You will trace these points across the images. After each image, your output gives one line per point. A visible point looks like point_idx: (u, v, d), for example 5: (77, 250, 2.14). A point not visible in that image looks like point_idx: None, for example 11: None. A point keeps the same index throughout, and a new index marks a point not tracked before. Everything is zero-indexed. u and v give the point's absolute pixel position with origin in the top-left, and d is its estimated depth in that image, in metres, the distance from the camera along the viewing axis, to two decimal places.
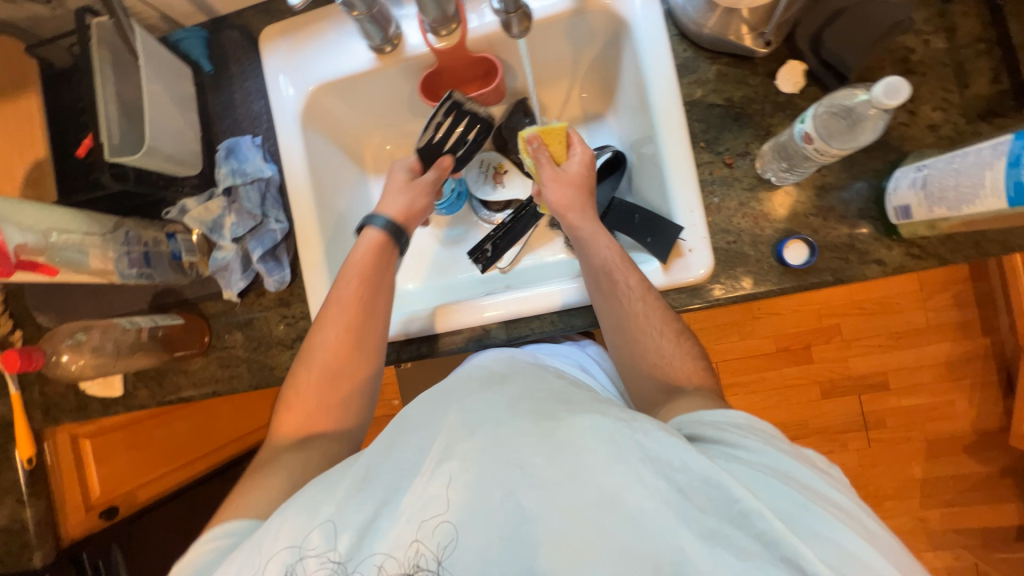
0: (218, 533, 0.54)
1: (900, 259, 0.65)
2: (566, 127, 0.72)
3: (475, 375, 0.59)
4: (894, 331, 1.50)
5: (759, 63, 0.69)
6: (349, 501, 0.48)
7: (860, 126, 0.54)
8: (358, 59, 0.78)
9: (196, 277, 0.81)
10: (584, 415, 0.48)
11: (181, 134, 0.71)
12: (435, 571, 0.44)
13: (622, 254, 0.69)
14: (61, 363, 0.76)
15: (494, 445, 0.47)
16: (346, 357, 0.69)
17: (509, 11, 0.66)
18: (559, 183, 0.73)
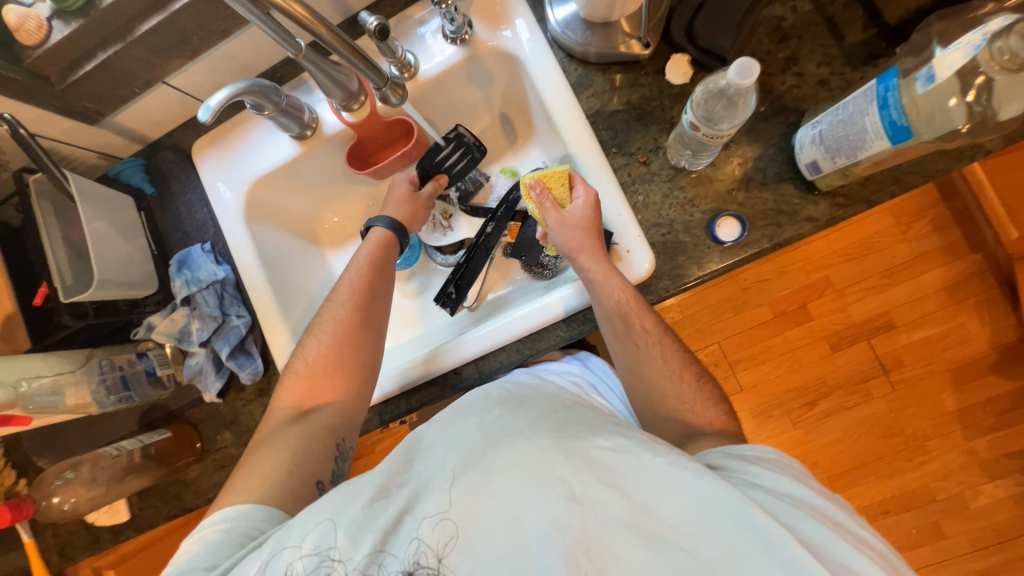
0: (218, 518, 0.59)
1: (828, 211, 0.66)
2: (567, 170, 0.70)
3: (493, 393, 0.60)
4: (884, 270, 1.47)
5: (647, 64, 0.73)
6: (367, 514, 0.49)
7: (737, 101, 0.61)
8: (284, 149, 0.83)
9: (176, 387, 0.83)
10: (610, 438, 0.49)
11: (130, 259, 0.76)
12: (436, 568, 0.46)
13: (634, 296, 0.67)
14: (52, 505, 0.79)
15: (522, 459, 0.48)
16: (338, 377, 0.72)
17: (379, 86, 0.69)
18: (567, 226, 0.70)
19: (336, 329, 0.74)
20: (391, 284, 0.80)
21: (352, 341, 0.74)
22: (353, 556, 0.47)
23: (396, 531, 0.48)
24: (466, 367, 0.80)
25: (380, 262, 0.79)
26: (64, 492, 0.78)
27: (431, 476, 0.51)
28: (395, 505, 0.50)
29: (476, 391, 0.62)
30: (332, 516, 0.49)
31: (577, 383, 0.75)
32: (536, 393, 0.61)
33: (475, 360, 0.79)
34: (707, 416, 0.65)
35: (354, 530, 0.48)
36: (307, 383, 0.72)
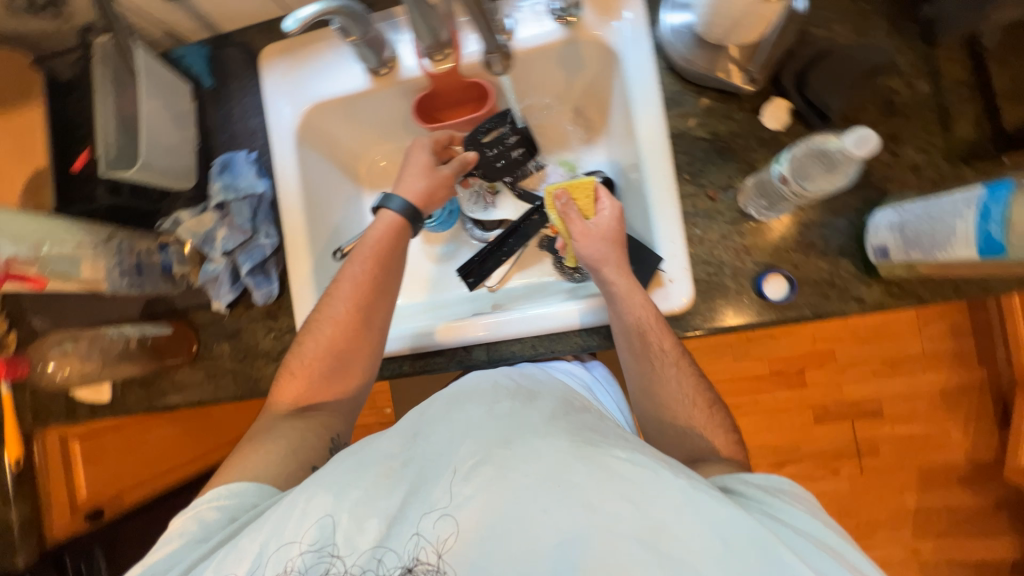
0: (223, 493, 0.59)
1: (880, 297, 0.66)
2: (592, 180, 0.73)
3: (504, 386, 0.59)
4: (888, 358, 1.47)
5: (745, 99, 0.70)
6: (371, 495, 0.48)
7: (834, 172, 0.56)
8: (354, 81, 0.80)
9: (186, 287, 0.83)
10: (622, 447, 0.47)
11: (178, 150, 0.73)
12: (435, 564, 0.44)
13: (656, 313, 0.67)
14: (45, 372, 0.75)
15: (539, 457, 0.46)
16: (334, 382, 0.72)
17: (491, 51, 0.72)
18: (589, 237, 0.71)
19: (334, 331, 0.72)
20: (397, 277, 0.76)
21: (356, 338, 0.72)
22: (356, 540, 0.46)
23: (401, 514, 0.47)
24: (476, 348, 0.79)
25: (391, 247, 0.75)
26: (60, 362, 0.75)
27: (443, 462, 0.49)
28: (401, 489, 0.48)
29: (486, 374, 0.62)
30: (335, 492, 0.49)
31: (584, 389, 0.76)
32: (545, 390, 0.61)
33: (487, 343, 0.79)
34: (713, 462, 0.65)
35: (358, 511, 0.47)
36: (301, 386, 0.71)
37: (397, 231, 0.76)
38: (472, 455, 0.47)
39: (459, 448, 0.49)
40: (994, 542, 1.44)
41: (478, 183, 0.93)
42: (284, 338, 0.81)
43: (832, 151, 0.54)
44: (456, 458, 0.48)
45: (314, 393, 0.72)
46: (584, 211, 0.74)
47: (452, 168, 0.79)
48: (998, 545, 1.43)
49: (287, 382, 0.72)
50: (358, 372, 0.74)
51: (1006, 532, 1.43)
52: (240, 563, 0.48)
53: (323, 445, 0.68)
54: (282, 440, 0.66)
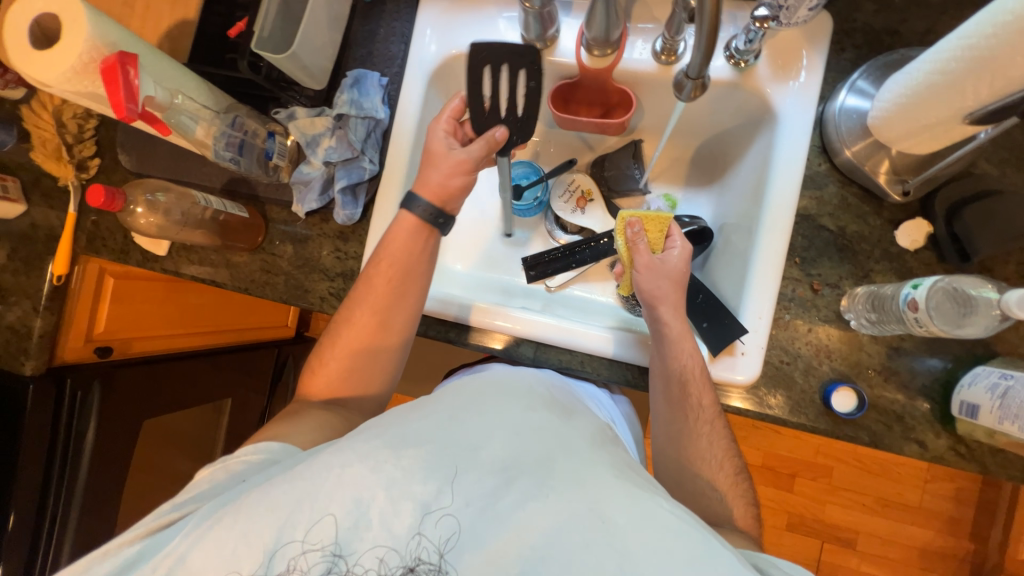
0: (253, 449, 0.59)
1: (943, 450, 0.64)
2: (670, 216, 0.71)
3: (540, 394, 0.62)
4: (882, 498, 1.43)
5: (886, 207, 0.68)
6: (408, 477, 0.47)
7: (965, 318, 0.58)
8: (506, 44, 0.79)
9: (274, 180, 0.83)
10: (664, 500, 0.48)
11: (321, 50, 0.76)
12: (436, 564, 0.45)
13: (702, 364, 0.66)
14: (133, 215, 0.77)
15: (582, 486, 0.48)
16: (355, 379, 0.72)
17: (689, 75, 0.58)
18: (654, 272, 0.69)
19: (352, 328, 0.70)
20: (421, 281, 0.72)
21: (375, 335, 0.71)
22: (390, 519, 0.46)
23: (437, 508, 0.47)
24: (525, 343, 0.78)
25: (407, 254, 0.70)
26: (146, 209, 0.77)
27: (486, 460, 0.49)
28: (437, 476, 0.48)
29: (523, 378, 0.64)
30: (372, 465, 0.48)
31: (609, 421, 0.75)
32: (580, 414, 0.62)
33: (537, 342, 0.78)
34: None
35: (395, 490, 0.47)
36: (330, 383, 0.71)
37: (416, 236, 0.70)
38: (505, 465, 0.49)
39: (497, 446, 0.51)
40: None
41: (576, 185, 0.90)
42: (347, 262, 0.82)
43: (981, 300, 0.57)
44: (496, 461, 0.49)
45: (341, 380, 0.71)
46: (652, 244, 0.72)
47: (475, 152, 0.66)
48: None
49: (314, 375, 0.72)
50: (376, 372, 0.73)
51: None
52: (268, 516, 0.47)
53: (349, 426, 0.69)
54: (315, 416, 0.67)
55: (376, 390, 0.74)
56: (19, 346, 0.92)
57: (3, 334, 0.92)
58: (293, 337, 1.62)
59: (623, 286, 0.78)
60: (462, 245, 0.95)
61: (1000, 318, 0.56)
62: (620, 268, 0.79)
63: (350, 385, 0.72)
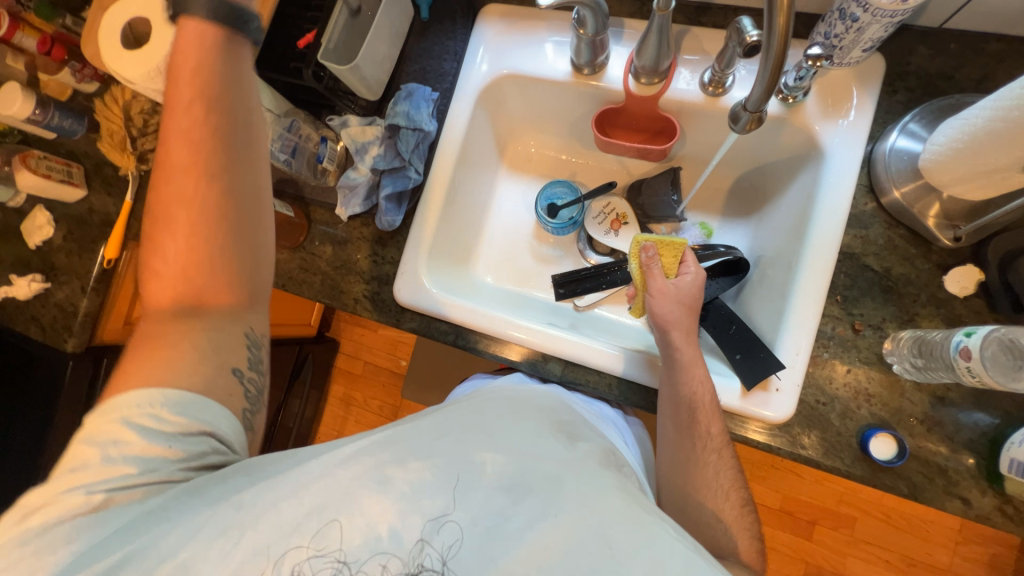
0: (151, 403, 0.49)
1: (989, 509, 0.61)
2: (685, 244, 0.74)
3: (548, 412, 0.62)
4: (909, 556, 1.35)
5: (935, 251, 0.67)
6: (416, 489, 0.47)
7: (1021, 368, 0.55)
8: (556, 67, 0.81)
9: (322, 183, 0.87)
10: (666, 528, 0.47)
11: (381, 64, 0.80)
12: (438, 572, 0.44)
13: (712, 393, 0.65)
14: None
15: (586, 501, 0.47)
16: (212, 271, 0.56)
17: (746, 108, 0.59)
18: (666, 296, 0.70)
19: (192, 190, 0.55)
20: (221, 113, 0.55)
21: (228, 200, 0.56)
22: (396, 528, 0.46)
23: (444, 521, 0.46)
24: (553, 361, 0.78)
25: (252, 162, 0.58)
26: None
27: (495, 476, 0.49)
28: (443, 485, 0.48)
29: (542, 398, 0.67)
30: (379, 478, 0.48)
31: (627, 453, 0.73)
32: (586, 432, 0.62)
33: (565, 361, 0.77)
34: None
35: (402, 500, 0.47)
36: (175, 271, 0.55)
37: (194, 93, 0.54)
38: (513, 483, 0.49)
39: (504, 462, 0.50)
40: None
41: (611, 207, 0.91)
42: (383, 266, 0.84)
43: None
44: (503, 477, 0.49)
45: (196, 269, 0.55)
46: (665, 269, 0.74)
47: None
48: None
49: (149, 285, 0.56)
50: (237, 282, 0.57)
51: None
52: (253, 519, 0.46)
53: (237, 347, 0.56)
54: (184, 354, 0.52)
55: (256, 304, 0.60)
56: (63, 325, 0.95)
57: (49, 312, 0.95)
58: (315, 336, 1.64)
59: (634, 309, 0.79)
60: (494, 258, 0.96)
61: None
62: (631, 291, 0.80)
63: (210, 294, 0.56)
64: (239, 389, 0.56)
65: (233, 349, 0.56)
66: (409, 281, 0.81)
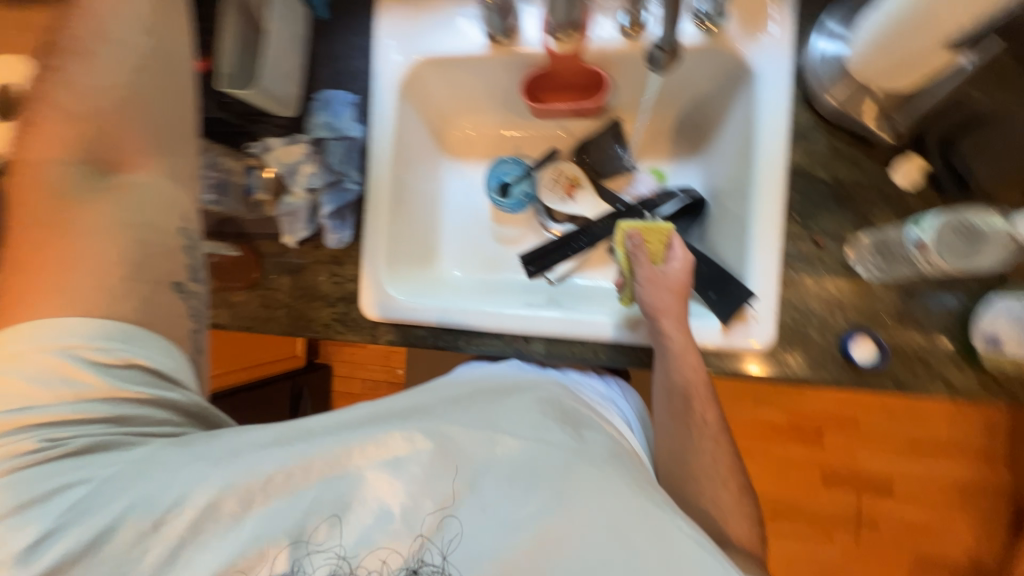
0: (111, 347, 0.50)
1: (971, 385, 0.63)
2: (669, 228, 0.71)
3: (553, 397, 0.62)
4: (913, 438, 1.41)
5: (878, 149, 0.67)
6: (431, 480, 0.51)
7: (975, 250, 0.56)
8: (470, 42, 0.78)
9: (258, 216, 0.81)
10: (677, 520, 0.49)
11: (288, 77, 0.75)
12: (439, 565, 0.48)
13: (705, 378, 0.66)
14: None
15: (597, 499, 0.49)
16: (133, 153, 0.55)
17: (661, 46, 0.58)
18: (655, 284, 0.68)
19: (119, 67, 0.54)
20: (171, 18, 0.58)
21: (160, 87, 0.56)
22: (408, 514, 0.50)
23: (456, 501, 0.51)
24: (535, 340, 0.77)
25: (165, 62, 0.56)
26: None
27: (509, 463, 0.52)
28: (456, 479, 0.51)
29: (542, 387, 0.64)
30: (395, 473, 0.51)
31: (624, 426, 0.73)
32: (591, 416, 0.64)
33: (547, 338, 0.76)
34: (738, 529, 0.64)
35: (418, 487, 0.51)
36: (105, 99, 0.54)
37: None
38: (524, 470, 0.52)
39: (520, 451, 0.53)
40: None
41: (561, 173, 0.90)
42: (345, 286, 0.81)
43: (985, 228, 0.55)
44: (517, 465, 0.52)
45: (115, 155, 0.54)
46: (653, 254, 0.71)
47: None
48: None
49: (32, 143, 0.53)
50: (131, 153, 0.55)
51: None
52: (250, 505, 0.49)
53: (163, 223, 0.55)
54: (106, 245, 0.51)
55: (164, 159, 0.57)
56: None
57: None
58: (305, 366, 1.60)
59: (623, 299, 0.74)
60: (458, 251, 0.94)
61: (1009, 243, 0.55)
62: (620, 278, 0.76)
63: (131, 160, 0.55)
64: (180, 310, 0.55)
65: (166, 223, 0.55)
66: (375, 294, 0.79)
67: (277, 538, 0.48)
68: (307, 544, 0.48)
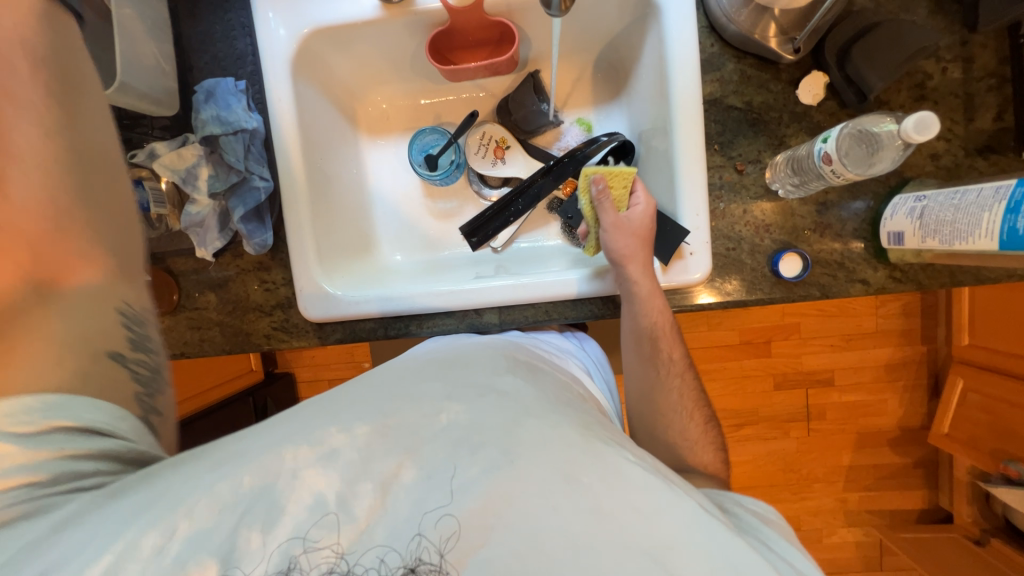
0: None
1: (883, 280, 0.69)
2: (633, 171, 0.70)
3: (497, 358, 0.61)
4: (845, 333, 1.57)
5: (783, 69, 0.69)
6: (367, 458, 0.46)
7: (874, 155, 0.60)
8: (361, 5, 0.71)
9: (165, 232, 0.74)
10: (628, 454, 0.47)
11: (158, 70, 0.66)
12: (437, 565, 0.41)
13: (669, 320, 0.68)
14: None
15: (546, 445, 0.46)
16: (64, 263, 0.44)
17: None
18: (621, 230, 0.68)
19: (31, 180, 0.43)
20: (95, 106, 0.49)
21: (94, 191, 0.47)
22: (349, 504, 0.44)
23: (398, 481, 0.45)
24: (488, 311, 0.77)
25: (73, 85, 0.47)
26: None
27: (455, 429, 0.48)
28: (399, 448, 0.47)
29: (484, 348, 0.63)
30: (326, 456, 0.46)
31: (584, 371, 0.76)
32: (544, 369, 0.63)
33: (499, 306, 0.76)
34: (705, 456, 0.68)
35: (354, 473, 0.45)
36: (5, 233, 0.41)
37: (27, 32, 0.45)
38: (470, 434, 0.48)
39: (464, 415, 0.50)
40: (909, 494, 1.64)
41: (488, 135, 0.86)
42: (279, 291, 0.76)
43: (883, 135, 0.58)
44: (462, 430, 0.48)
45: (35, 274, 0.42)
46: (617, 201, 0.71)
47: None
48: (912, 496, 1.63)
49: None
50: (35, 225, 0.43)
51: (920, 486, 1.63)
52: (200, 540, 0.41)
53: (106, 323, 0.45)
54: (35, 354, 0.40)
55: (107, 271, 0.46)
56: None
57: None
58: (264, 379, 1.53)
59: (588, 248, 0.76)
60: (395, 234, 0.90)
61: (903, 147, 0.58)
62: (581, 231, 0.79)
63: (62, 264, 0.44)
64: (124, 375, 0.45)
65: (102, 326, 0.44)
66: (312, 295, 0.74)
67: (203, 560, 0.40)
68: (241, 560, 0.41)
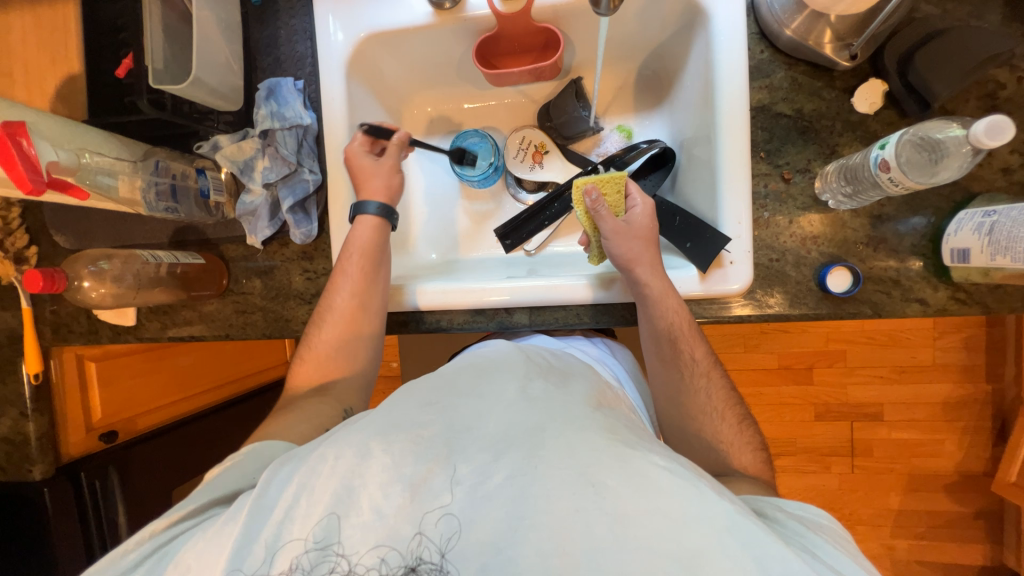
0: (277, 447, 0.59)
1: (944, 301, 0.64)
2: (623, 176, 0.70)
3: (534, 361, 0.60)
4: (896, 365, 1.46)
5: (838, 76, 0.66)
6: (398, 461, 0.45)
7: (937, 164, 0.57)
8: (414, 11, 0.74)
9: (221, 219, 0.79)
10: (656, 454, 0.45)
11: (227, 68, 0.72)
12: (437, 565, 0.42)
13: (688, 319, 0.66)
14: (81, 290, 0.74)
15: (573, 450, 0.45)
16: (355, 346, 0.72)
17: None
18: (622, 236, 0.68)
19: (351, 312, 0.71)
20: (386, 277, 0.73)
21: (366, 314, 0.72)
22: (380, 506, 0.43)
23: (427, 483, 0.44)
24: (518, 311, 0.76)
25: (371, 255, 0.71)
26: (95, 281, 0.73)
27: (483, 436, 0.47)
28: (431, 454, 0.46)
29: (504, 351, 0.62)
30: (360, 452, 0.46)
31: (616, 381, 0.74)
32: (572, 371, 0.63)
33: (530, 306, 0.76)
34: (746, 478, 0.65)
35: (386, 475, 0.44)
36: (332, 351, 0.72)
37: (355, 268, 0.71)
38: (496, 440, 0.47)
39: (489, 423, 0.49)
40: (967, 547, 1.49)
41: (528, 140, 0.87)
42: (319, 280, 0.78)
43: (950, 142, 0.55)
44: (489, 434, 0.47)
45: (336, 359, 0.72)
46: (612, 206, 0.72)
47: None
48: (971, 550, 1.48)
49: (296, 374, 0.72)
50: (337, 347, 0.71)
51: (981, 540, 1.48)
52: (270, 514, 0.45)
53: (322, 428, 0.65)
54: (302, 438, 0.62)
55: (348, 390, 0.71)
56: (19, 455, 0.87)
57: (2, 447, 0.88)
58: None
59: (592, 257, 0.75)
60: (432, 233, 0.92)
61: (972, 155, 0.55)
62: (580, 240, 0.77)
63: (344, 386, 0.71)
64: None
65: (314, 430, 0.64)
66: None
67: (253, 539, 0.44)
68: (281, 549, 0.44)
